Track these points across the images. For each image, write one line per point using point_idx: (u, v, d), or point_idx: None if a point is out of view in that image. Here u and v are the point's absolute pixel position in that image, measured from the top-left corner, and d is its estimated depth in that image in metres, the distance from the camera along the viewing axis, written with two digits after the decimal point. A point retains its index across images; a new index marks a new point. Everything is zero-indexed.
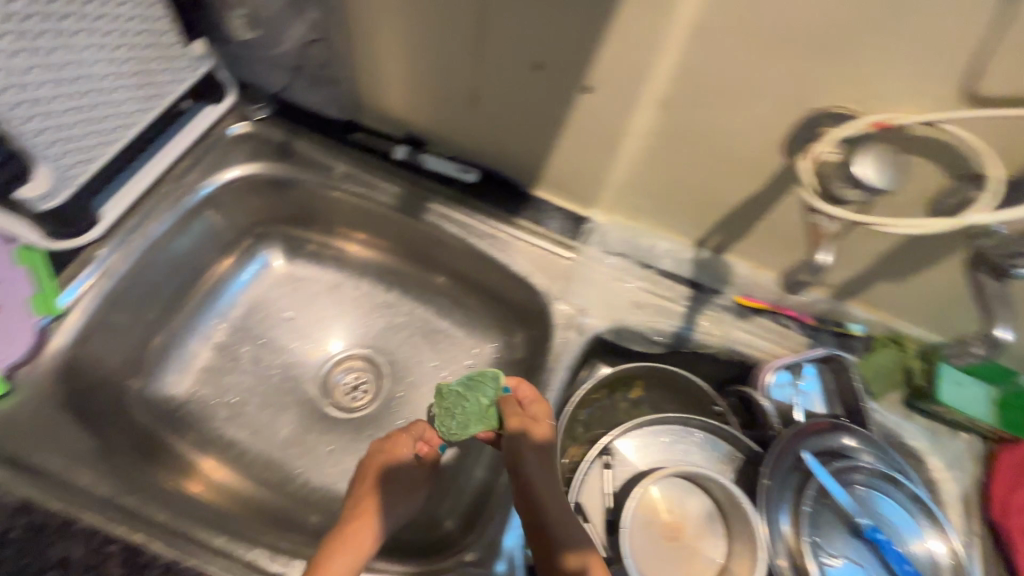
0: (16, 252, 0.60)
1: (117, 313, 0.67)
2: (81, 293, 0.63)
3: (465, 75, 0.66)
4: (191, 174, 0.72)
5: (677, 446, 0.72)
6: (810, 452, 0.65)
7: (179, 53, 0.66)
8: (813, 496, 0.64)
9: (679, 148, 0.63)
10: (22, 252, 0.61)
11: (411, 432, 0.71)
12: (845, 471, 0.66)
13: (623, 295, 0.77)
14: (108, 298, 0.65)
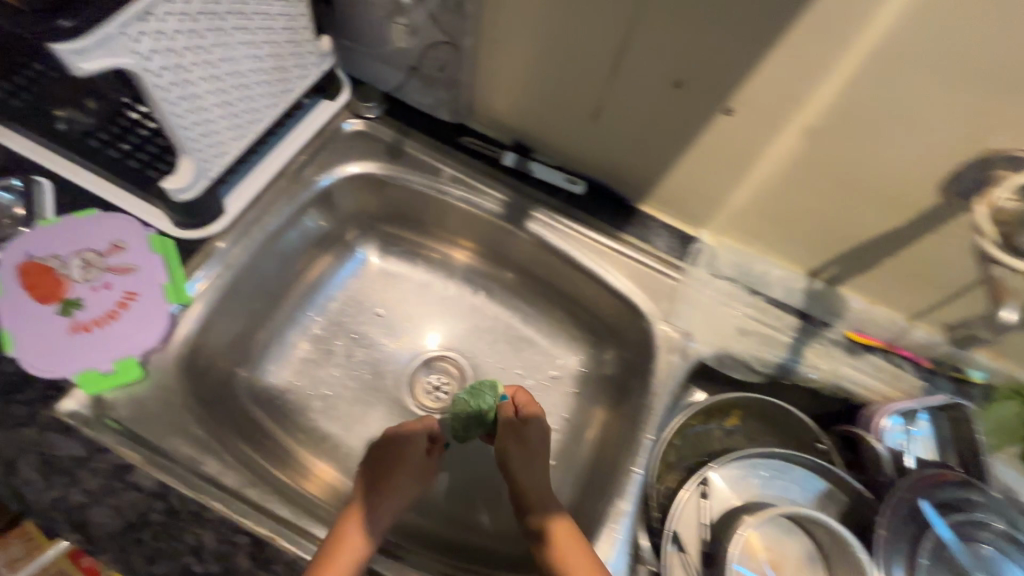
0: (151, 239, 0.61)
1: (233, 302, 0.67)
2: (200, 288, 0.63)
3: (593, 87, 0.64)
4: (307, 169, 0.73)
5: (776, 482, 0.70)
6: (928, 502, 0.62)
7: (308, 48, 0.66)
8: (930, 550, 0.61)
9: (817, 177, 0.60)
10: (155, 239, 0.62)
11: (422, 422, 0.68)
12: (965, 527, 0.62)
13: (728, 321, 0.74)
14: (226, 290, 0.64)
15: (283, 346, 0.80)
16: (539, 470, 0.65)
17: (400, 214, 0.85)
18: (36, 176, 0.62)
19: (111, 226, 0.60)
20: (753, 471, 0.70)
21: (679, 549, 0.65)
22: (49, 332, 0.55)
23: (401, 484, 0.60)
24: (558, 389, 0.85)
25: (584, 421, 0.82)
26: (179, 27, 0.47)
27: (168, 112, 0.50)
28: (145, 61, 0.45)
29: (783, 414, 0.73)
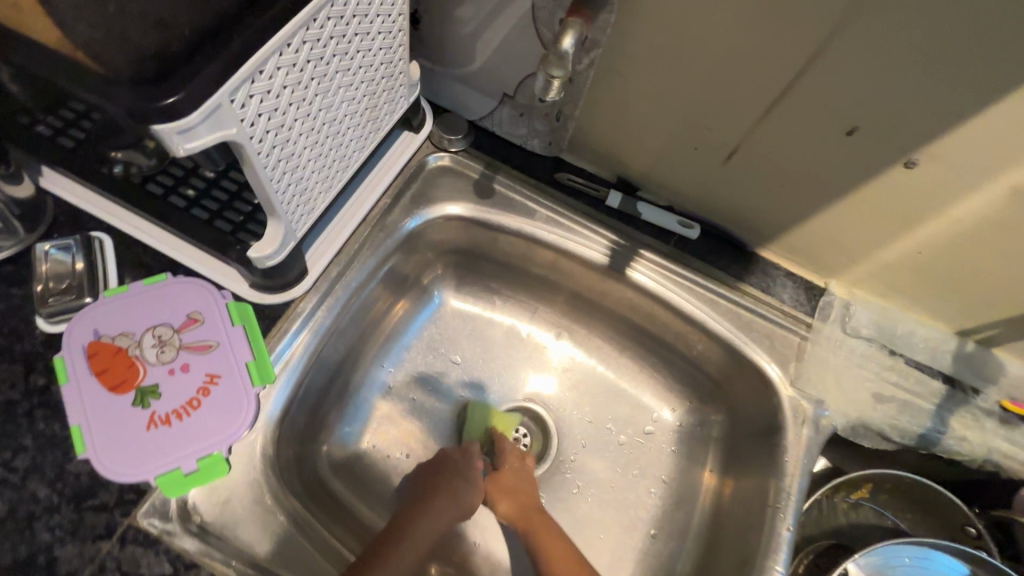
0: (228, 308, 0.54)
1: (317, 369, 0.60)
2: (289, 355, 0.57)
3: (736, 127, 0.55)
4: (392, 214, 0.66)
5: (921, 569, 0.62)
6: None
7: (401, 80, 0.57)
8: None
9: (1008, 239, 0.51)
10: (233, 307, 0.54)
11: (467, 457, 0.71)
12: None
13: (863, 386, 0.66)
14: (313, 357, 0.58)
15: (357, 403, 0.73)
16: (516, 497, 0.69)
17: (481, 254, 0.76)
18: (95, 234, 0.55)
19: (185, 295, 0.53)
20: (896, 559, 0.62)
21: None
22: (124, 429, 0.47)
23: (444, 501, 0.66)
24: (654, 447, 0.77)
25: (686, 486, 0.74)
26: (285, 83, 0.38)
27: (266, 179, 0.42)
28: (250, 128, 0.37)
29: (928, 494, 0.64)
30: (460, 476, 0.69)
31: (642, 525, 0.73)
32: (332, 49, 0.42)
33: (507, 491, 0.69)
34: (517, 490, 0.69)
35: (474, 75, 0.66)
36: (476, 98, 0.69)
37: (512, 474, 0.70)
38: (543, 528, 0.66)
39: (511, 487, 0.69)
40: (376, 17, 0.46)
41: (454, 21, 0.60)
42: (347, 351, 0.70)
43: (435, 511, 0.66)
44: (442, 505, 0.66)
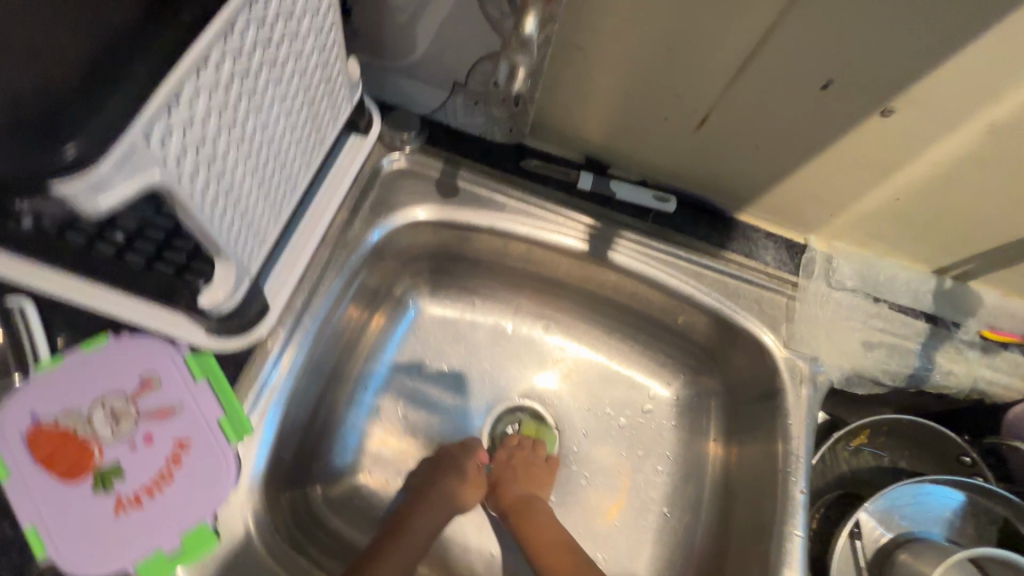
0: (187, 363, 0.48)
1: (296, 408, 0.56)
2: (264, 403, 0.52)
3: (707, 92, 0.53)
4: (353, 227, 0.61)
5: (927, 522, 0.64)
6: None
7: (340, 82, 0.52)
8: None
9: (985, 177, 0.51)
10: (192, 361, 0.48)
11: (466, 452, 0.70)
12: None
13: (853, 336, 0.66)
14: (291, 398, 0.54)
15: (345, 432, 0.69)
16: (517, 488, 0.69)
17: (452, 255, 0.72)
18: (13, 298, 0.47)
19: (133, 357, 0.47)
20: (904, 510, 0.63)
21: None
22: (89, 521, 0.42)
23: (442, 497, 0.66)
24: (655, 425, 0.76)
25: (691, 460, 0.74)
26: (209, 107, 0.33)
27: (207, 219, 0.37)
28: (176, 168, 0.32)
29: (924, 430, 0.66)
30: (455, 472, 0.68)
31: (653, 504, 0.73)
32: (257, 59, 0.36)
33: (499, 485, 0.70)
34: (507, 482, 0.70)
35: (420, 65, 0.61)
36: (424, 90, 0.64)
37: (504, 474, 0.71)
38: (533, 520, 0.67)
39: (503, 481, 0.70)
40: (303, 15, 0.40)
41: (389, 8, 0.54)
42: (326, 379, 0.65)
43: (430, 512, 0.65)
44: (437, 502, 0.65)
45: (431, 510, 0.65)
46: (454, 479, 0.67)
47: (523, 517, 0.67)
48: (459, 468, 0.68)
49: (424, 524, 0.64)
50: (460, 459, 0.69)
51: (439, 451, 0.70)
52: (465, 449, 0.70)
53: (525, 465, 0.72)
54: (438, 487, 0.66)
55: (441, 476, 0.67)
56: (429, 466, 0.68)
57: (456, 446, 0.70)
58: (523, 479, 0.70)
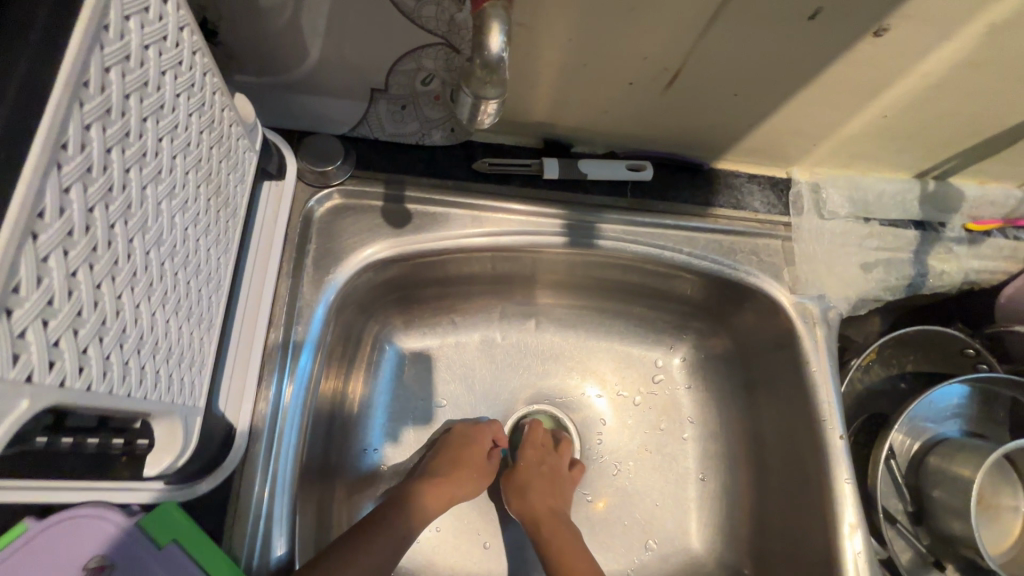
0: (141, 527, 0.39)
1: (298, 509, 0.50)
2: (266, 529, 0.45)
3: (675, 45, 0.44)
4: (301, 290, 0.51)
5: (953, 427, 0.66)
6: None
7: (236, 133, 0.40)
8: None
9: (979, 79, 0.47)
10: (148, 523, 0.39)
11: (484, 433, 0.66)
12: None
13: (852, 262, 0.64)
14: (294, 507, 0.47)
15: (361, 504, 0.62)
16: (539, 494, 0.64)
17: (422, 282, 0.63)
18: None
19: (66, 544, 0.38)
20: (928, 416, 0.65)
21: (892, 523, 0.63)
22: None
23: (455, 479, 0.61)
24: (670, 392, 0.73)
25: (715, 421, 0.71)
26: (67, 270, 0.24)
27: (123, 395, 0.28)
28: (51, 371, 0.23)
29: (931, 336, 0.66)
30: (467, 454, 0.63)
31: (689, 472, 0.70)
32: (116, 166, 0.26)
33: (519, 490, 0.65)
34: (528, 486, 0.65)
35: (326, 78, 0.49)
36: (338, 106, 0.53)
37: (529, 472, 0.66)
38: (554, 527, 0.61)
39: (523, 483, 0.65)
40: (162, 76, 0.29)
41: (268, 19, 0.42)
42: (320, 463, 0.57)
43: (436, 491, 0.59)
44: (444, 483, 0.60)
45: (441, 490, 0.60)
46: (469, 455, 0.63)
47: (537, 529, 0.61)
48: (476, 451, 0.64)
49: (424, 507, 0.58)
50: (478, 441, 0.65)
51: (453, 431, 0.66)
52: (486, 427, 0.66)
53: (544, 468, 0.66)
54: (453, 467, 0.61)
55: (456, 456, 0.62)
56: (444, 446, 0.64)
57: (473, 428, 0.66)
58: (547, 486, 0.65)
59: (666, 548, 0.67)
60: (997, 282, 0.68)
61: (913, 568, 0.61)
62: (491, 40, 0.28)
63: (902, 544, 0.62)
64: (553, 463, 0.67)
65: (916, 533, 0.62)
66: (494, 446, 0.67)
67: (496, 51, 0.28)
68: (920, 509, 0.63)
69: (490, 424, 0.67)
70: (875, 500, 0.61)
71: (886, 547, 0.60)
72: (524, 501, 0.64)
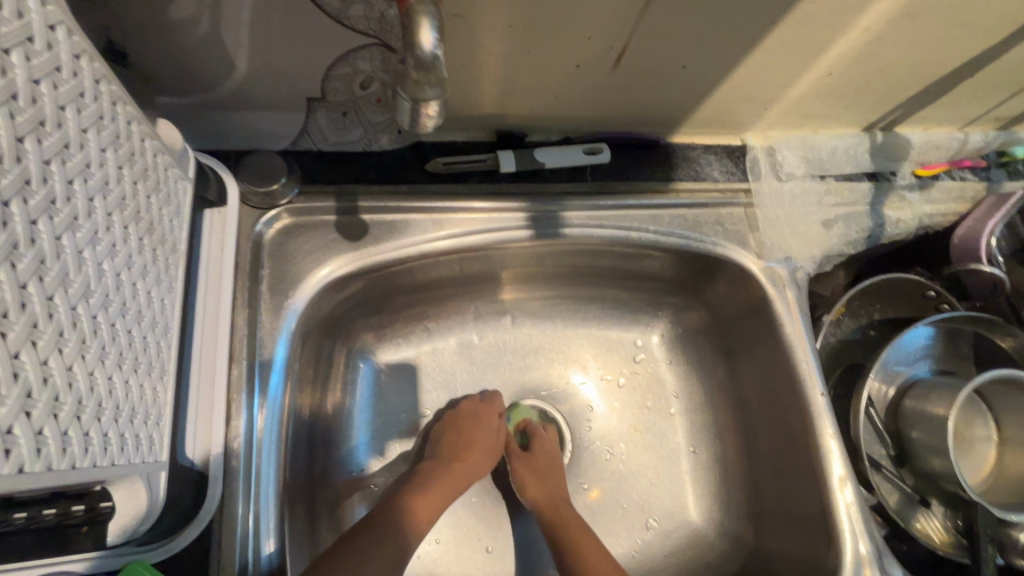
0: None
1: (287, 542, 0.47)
2: (257, 565, 0.43)
3: (618, 22, 0.43)
4: (260, 319, 0.48)
5: (924, 367, 0.68)
6: None
7: (164, 162, 0.37)
8: None
9: (915, 28, 0.47)
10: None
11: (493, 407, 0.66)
12: None
13: (813, 220, 0.65)
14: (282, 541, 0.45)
15: (354, 509, 0.60)
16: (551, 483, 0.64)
17: (389, 292, 0.61)
18: None
19: None
20: (900, 360, 0.67)
21: (877, 468, 0.64)
22: None
23: (468, 458, 0.61)
24: (651, 370, 0.73)
25: (699, 393, 0.72)
26: None
27: (64, 467, 0.26)
28: None
29: (895, 283, 0.68)
30: (478, 431, 0.63)
31: (681, 447, 0.71)
32: (18, 218, 0.24)
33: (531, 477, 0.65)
34: (541, 476, 0.64)
35: (258, 92, 0.46)
36: (275, 120, 0.50)
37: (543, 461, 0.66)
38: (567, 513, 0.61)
39: (536, 471, 0.65)
40: (62, 112, 0.26)
41: (183, 34, 0.39)
42: (306, 494, 0.55)
43: (451, 472, 0.60)
44: (458, 465, 0.60)
45: (458, 470, 0.60)
46: (479, 432, 0.63)
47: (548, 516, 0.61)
48: (485, 430, 0.64)
49: (439, 490, 0.58)
50: (488, 420, 0.64)
51: (459, 408, 0.65)
52: (488, 402, 0.66)
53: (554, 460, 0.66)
54: (466, 445, 0.62)
55: (466, 435, 0.63)
56: (450, 424, 0.63)
57: (480, 406, 0.65)
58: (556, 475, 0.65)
59: (667, 525, 0.68)
60: (948, 223, 0.70)
61: (901, 509, 0.63)
62: (421, 38, 0.26)
63: (890, 487, 0.64)
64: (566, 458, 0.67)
65: (900, 474, 0.64)
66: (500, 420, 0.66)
67: (429, 50, 0.26)
68: (902, 451, 0.64)
69: (495, 398, 0.67)
70: (860, 449, 0.62)
71: (874, 492, 0.61)
72: (536, 488, 0.64)
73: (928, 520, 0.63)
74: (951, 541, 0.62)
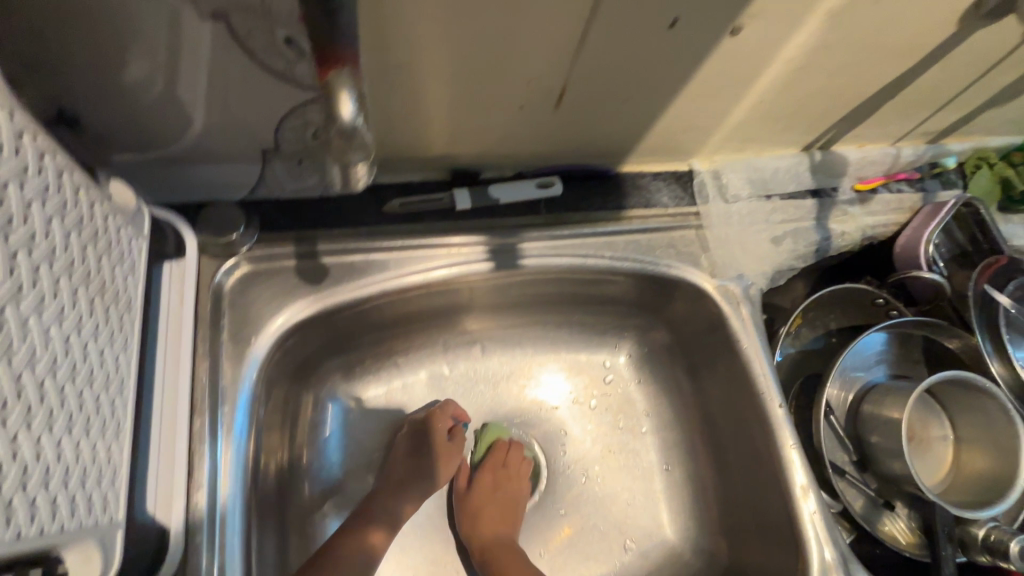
0: None
1: None
2: None
3: (555, 67, 0.46)
4: (223, 369, 0.48)
5: (880, 372, 0.71)
6: (988, 287, 0.69)
7: (116, 222, 0.38)
8: (1005, 324, 0.69)
9: (832, 59, 0.51)
10: None
11: (444, 412, 0.68)
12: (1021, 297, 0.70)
13: (762, 238, 0.68)
14: None
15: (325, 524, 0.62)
16: (491, 516, 0.66)
17: (354, 331, 0.61)
18: None
19: None
20: (856, 366, 0.70)
21: (842, 475, 0.66)
22: None
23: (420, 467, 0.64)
24: (622, 391, 0.75)
25: (669, 410, 0.73)
26: None
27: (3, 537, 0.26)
28: None
29: (845, 293, 0.70)
30: (428, 439, 0.65)
31: (654, 465, 0.72)
32: None
33: (474, 511, 0.66)
34: (483, 510, 0.66)
35: (212, 145, 0.48)
36: (232, 172, 0.51)
37: (490, 493, 0.68)
38: (503, 548, 0.63)
39: (482, 504, 0.67)
40: (3, 188, 0.27)
41: (135, 97, 0.41)
42: (278, 540, 0.55)
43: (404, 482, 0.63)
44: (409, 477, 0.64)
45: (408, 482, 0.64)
46: (431, 439, 0.65)
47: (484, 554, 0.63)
48: (437, 437, 0.66)
49: (393, 498, 0.62)
50: (438, 427, 0.66)
51: (413, 420, 0.67)
52: (441, 410, 0.68)
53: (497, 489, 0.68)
54: (418, 457, 0.64)
55: (416, 446, 0.65)
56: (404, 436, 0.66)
57: (430, 414, 0.67)
58: (499, 508, 0.67)
59: (644, 545, 0.68)
60: (891, 233, 0.73)
61: (867, 514, 0.65)
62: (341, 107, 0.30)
63: (854, 493, 0.65)
64: (511, 487, 0.68)
65: (864, 479, 0.66)
66: (455, 423, 0.68)
67: (351, 118, 0.30)
68: (863, 456, 0.66)
69: (448, 405, 0.68)
70: (822, 457, 0.64)
71: (838, 499, 0.63)
72: (478, 522, 0.65)
73: (893, 523, 0.65)
74: (918, 543, 0.63)
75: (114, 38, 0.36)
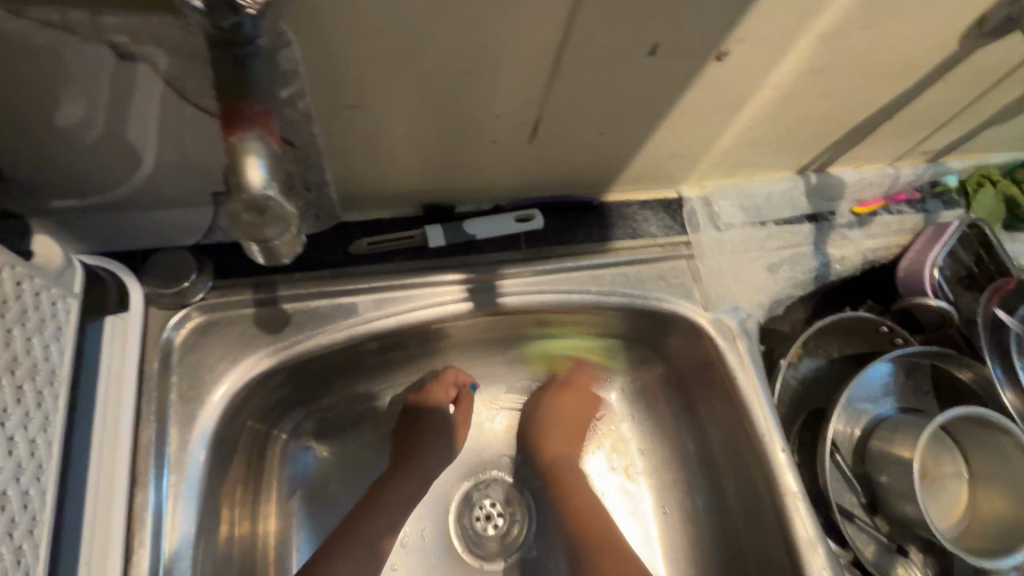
0: None
1: None
2: None
3: (527, 99, 0.43)
4: (170, 433, 0.44)
5: (888, 405, 0.66)
6: (997, 311, 0.65)
7: (32, 286, 0.34)
8: (1016, 350, 0.65)
9: (823, 84, 0.48)
10: None
11: (443, 379, 0.64)
12: None
13: (757, 266, 0.64)
14: None
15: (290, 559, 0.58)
16: (559, 435, 0.67)
17: (324, 376, 0.57)
18: None
19: None
20: (864, 398, 0.65)
21: (850, 520, 0.61)
22: None
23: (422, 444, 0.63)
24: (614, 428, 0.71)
25: (665, 449, 0.69)
26: None
27: None
28: None
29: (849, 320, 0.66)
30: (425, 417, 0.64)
31: (650, 509, 0.67)
32: None
33: (541, 433, 0.67)
34: (548, 430, 0.67)
35: (157, 190, 0.44)
36: (183, 216, 0.47)
37: (560, 407, 0.68)
38: (570, 483, 0.66)
39: (550, 423, 0.68)
40: None
41: (61, 144, 0.37)
42: None
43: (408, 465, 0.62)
44: (412, 460, 0.62)
45: (412, 465, 0.63)
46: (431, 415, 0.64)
47: (553, 482, 0.66)
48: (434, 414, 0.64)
49: (399, 484, 0.62)
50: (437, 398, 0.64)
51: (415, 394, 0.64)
52: (441, 380, 0.64)
53: (555, 423, 0.68)
54: (415, 436, 0.63)
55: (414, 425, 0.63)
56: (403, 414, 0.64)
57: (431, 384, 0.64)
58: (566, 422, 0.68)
59: None
60: (893, 257, 0.70)
61: (880, 562, 0.60)
62: (249, 173, 0.27)
63: (866, 539, 0.61)
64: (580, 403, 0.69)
65: (875, 523, 0.62)
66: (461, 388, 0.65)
67: (262, 185, 0.27)
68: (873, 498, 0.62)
69: (448, 372, 0.64)
70: (831, 503, 0.59)
71: (849, 549, 0.59)
72: (547, 447, 0.67)
73: (907, 569, 0.60)
74: None
75: (25, 79, 0.32)
